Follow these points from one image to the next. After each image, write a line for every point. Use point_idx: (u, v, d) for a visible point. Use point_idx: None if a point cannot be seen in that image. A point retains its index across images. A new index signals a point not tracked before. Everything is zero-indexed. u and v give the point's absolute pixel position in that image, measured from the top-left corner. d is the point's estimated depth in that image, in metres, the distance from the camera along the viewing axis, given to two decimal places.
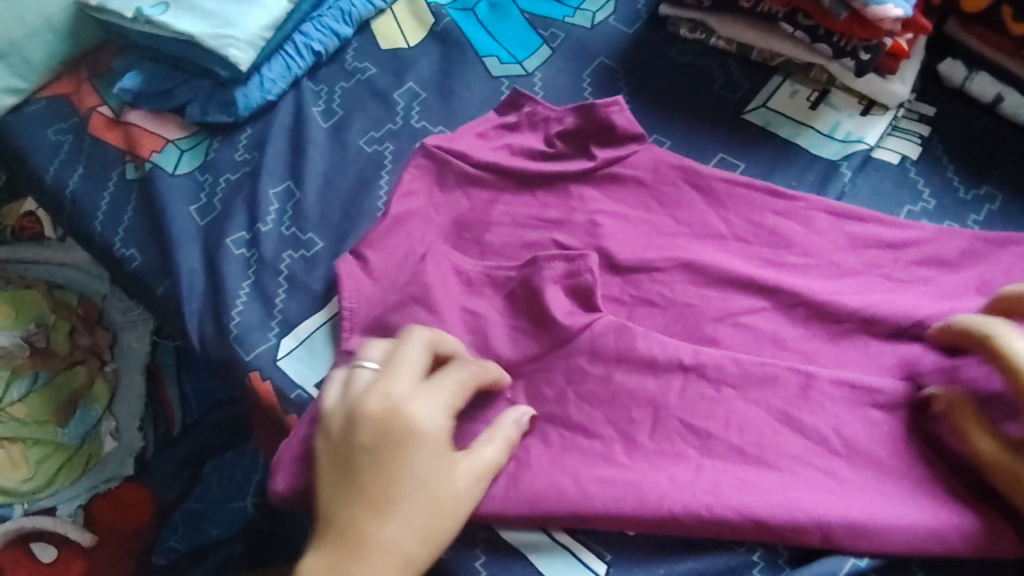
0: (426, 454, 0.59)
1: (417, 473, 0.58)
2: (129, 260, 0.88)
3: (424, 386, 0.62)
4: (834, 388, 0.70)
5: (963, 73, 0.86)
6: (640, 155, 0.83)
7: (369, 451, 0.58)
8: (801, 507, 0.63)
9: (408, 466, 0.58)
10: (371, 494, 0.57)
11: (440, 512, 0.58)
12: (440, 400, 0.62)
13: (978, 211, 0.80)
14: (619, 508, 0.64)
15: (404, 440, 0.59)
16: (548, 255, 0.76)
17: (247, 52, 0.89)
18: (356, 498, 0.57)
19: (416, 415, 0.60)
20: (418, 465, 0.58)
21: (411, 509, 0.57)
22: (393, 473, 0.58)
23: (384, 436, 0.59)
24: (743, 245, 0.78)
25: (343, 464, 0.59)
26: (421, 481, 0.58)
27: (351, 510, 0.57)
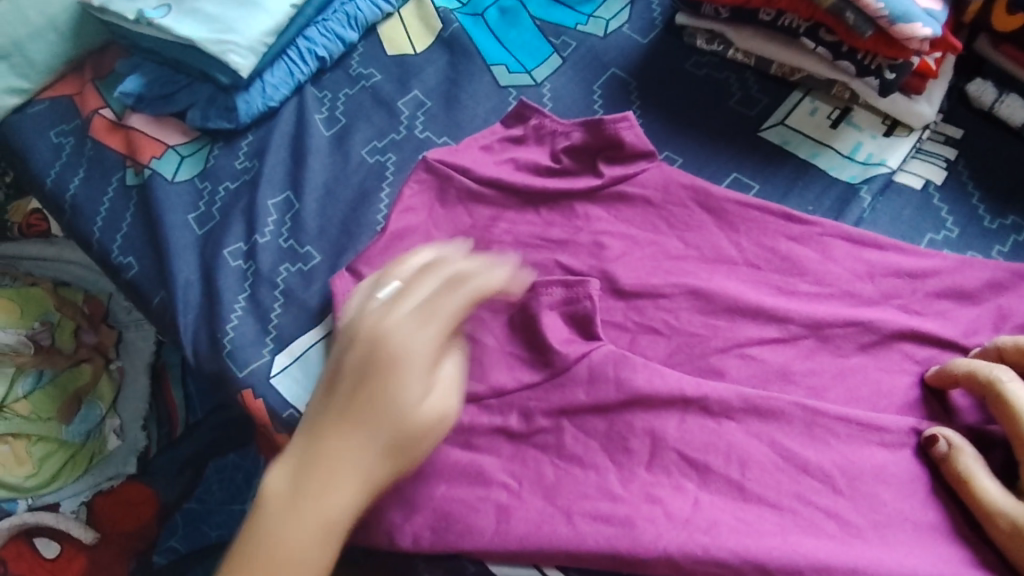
0: (390, 370, 0.50)
1: (366, 405, 0.50)
2: (126, 268, 0.87)
3: (422, 312, 0.53)
4: (841, 426, 0.67)
5: (993, 94, 0.82)
6: (649, 174, 0.80)
7: (355, 370, 0.51)
8: (800, 551, 0.60)
9: (382, 380, 0.50)
10: (342, 401, 0.51)
11: (402, 439, 0.50)
12: (433, 326, 0.52)
13: (1003, 242, 0.76)
14: (612, 547, 0.61)
15: (384, 365, 0.50)
16: (545, 280, 0.74)
17: (248, 58, 0.87)
18: (330, 409, 0.51)
19: (403, 334, 0.51)
20: (390, 380, 0.50)
21: (380, 435, 0.50)
22: (343, 396, 0.51)
23: (371, 360, 0.51)
24: (754, 271, 0.75)
25: (332, 397, 0.51)
26: (382, 393, 0.50)
27: (321, 426, 0.51)
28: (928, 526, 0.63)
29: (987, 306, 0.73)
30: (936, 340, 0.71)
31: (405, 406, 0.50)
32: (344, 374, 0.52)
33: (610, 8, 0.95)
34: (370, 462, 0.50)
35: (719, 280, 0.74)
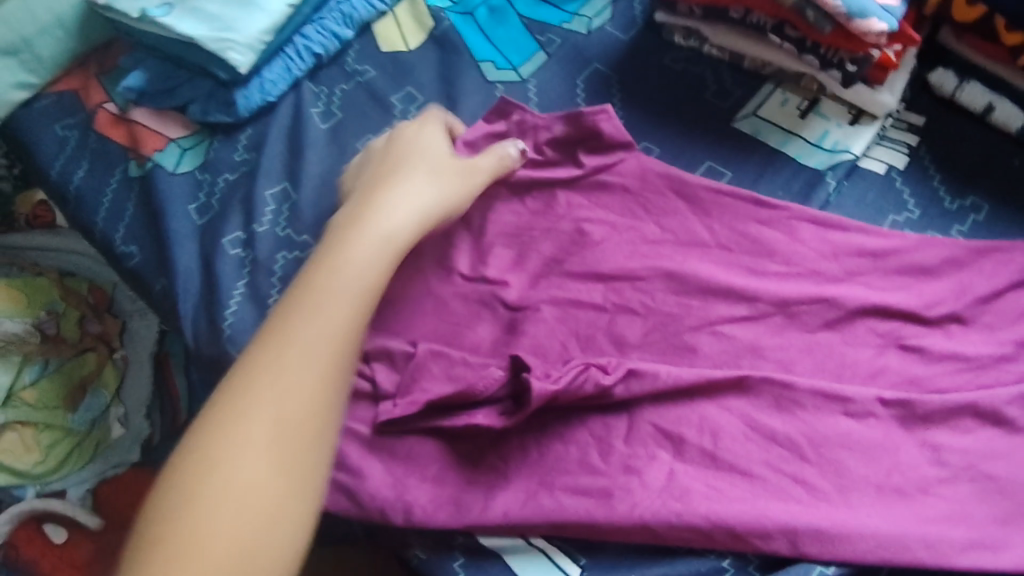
0: (438, 175, 0.76)
1: (360, 239, 0.67)
2: (128, 257, 0.91)
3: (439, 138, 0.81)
4: (809, 397, 0.71)
5: (954, 83, 0.86)
6: (627, 163, 0.85)
7: (394, 164, 0.77)
8: (766, 514, 0.65)
9: (418, 161, 0.77)
10: (379, 177, 0.75)
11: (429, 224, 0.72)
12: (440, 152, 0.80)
13: (962, 221, 0.81)
14: (591, 516, 0.66)
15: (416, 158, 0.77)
16: (536, 299, 0.78)
17: (246, 55, 0.91)
18: (377, 182, 0.75)
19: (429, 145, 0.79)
20: (424, 168, 0.76)
21: (422, 200, 0.73)
22: (406, 192, 0.73)
23: (411, 159, 0.77)
24: (725, 253, 0.80)
25: (373, 183, 0.74)
26: (435, 192, 0.74)
27: (369, 197, 0.72)
28: (893, 489, 0.67)
29: (947, 283, 0.77)
30: (899, 315, 0.75)
31: (373, 259, 0.66)
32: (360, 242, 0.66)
33: (593, 7, 0.99)
34: (351, 291, 0.63)
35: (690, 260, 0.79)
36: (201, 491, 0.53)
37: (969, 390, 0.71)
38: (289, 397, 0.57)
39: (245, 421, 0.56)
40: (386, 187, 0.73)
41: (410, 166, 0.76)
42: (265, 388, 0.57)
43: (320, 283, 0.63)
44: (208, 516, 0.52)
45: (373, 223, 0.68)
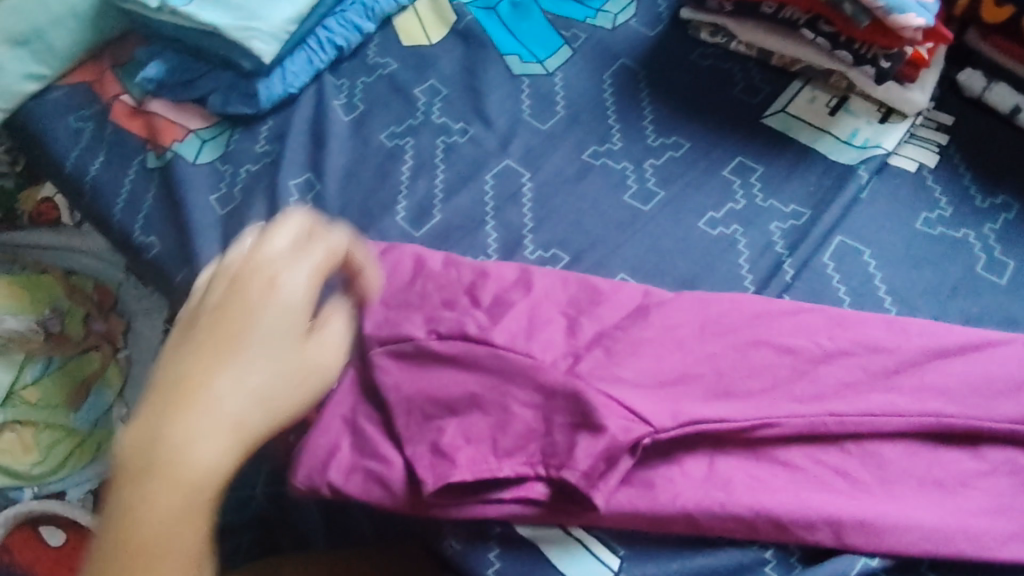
0: (291, 300, 0.53)
1: (223, 387, 0.49)
2: (148, 247, 0.88)
3: (294, 246, 0.55)
4: (854, 385, 0.68)
5: (982, 83, 0.87)
6: (623, 346, 0.70)
7: (215, 307, 0.52)
8: (811, 505, 0.62)
9: (245, 309, 0.52)
10: (217, 339, 0.50)
11: (291, 384, 0.51)
12: (307, 260, 0.54)
13: (994, 219, 0.80)
14: (633, 506, 0.63)
15: (230, 306, 0.52)
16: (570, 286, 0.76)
17: (271, 44, 0.90)
18: (195, 347, 0.50)
19: (277, 271, 0.53)
20: (252, 310, 0.52)
21: (261, 348, 0.51)
22: (259, 326, 0.51)
23: (221, 299, 0.52)
24: (764, 248, 0.79)
25: (230, 333, 0.51)
26: (282, 317, 0.52)
27: (190, 365, 0.49)
28: (936, 483, 0.65)
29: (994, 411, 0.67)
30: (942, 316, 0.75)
31: (256, 388, 0.50)
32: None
33: (617, 3, 1.00)
34: (238, 424, 0.49)
35: (729, 370, 0.69)
36: None
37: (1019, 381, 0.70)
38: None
39: None
40: (217, 350, 0.50)
41: (281, 299, 0.52)
42: None
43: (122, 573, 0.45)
44: None
45: (199, 415, 0.48)
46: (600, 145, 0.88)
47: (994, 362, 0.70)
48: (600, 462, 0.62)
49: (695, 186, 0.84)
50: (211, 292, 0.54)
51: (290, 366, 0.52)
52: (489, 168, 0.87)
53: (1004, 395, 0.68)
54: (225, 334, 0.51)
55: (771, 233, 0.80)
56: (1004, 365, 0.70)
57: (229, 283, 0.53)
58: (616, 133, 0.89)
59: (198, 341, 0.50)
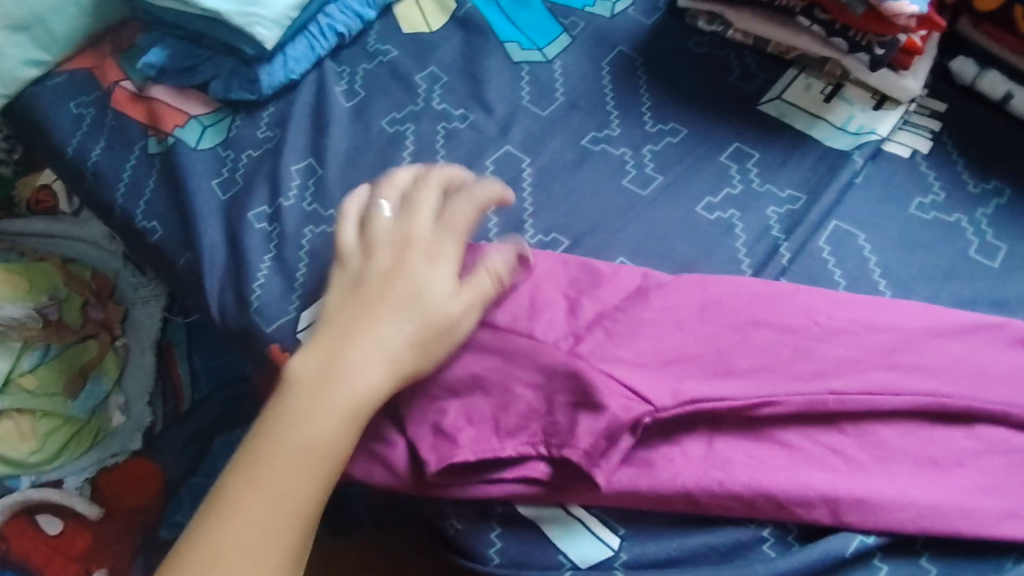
0: (442, 263, 0.69)
1: (382, 325, 0.64)
2: (150, 232, 0.89)
3: (439, 219, 0.71)
4: (852, 366, 0.69)
5: (974, 70, 0.89)
6: (625, 327, 0.71)
7: (385, 261, 0.68)
8: (808, 482, 0.64)
9: (410, 269, 0.67)
10: (380, 285, 0.67)
11: (429, 333, 0.66)
12: (450, 236, 0.70)
13: (986, 205, 0.82)
14: (633, 485, 0.65)
15: (395, 262, 0.68)
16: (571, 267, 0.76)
17: (273, 30, 0.90)
18: (362, 290, 0.67)
19: (429, 247, 0.69)
20: (411, 270, 0.67)
21: (415, 303, 0.66)
22: (411, 282, 0.66)
23: (388, 253, 0.68)
24: (761, 232, 0.80)
25: (386, 280, 0.67)
26: (432, 278, 0.67)
27: (360, 305, 0.65)
28: (931, 462, 0.66)
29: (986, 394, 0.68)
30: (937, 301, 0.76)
31: (403, 335, 0.65)
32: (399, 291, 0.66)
33: None
34: (388, 354, 0.64)
35: (730, 350, 0.70)
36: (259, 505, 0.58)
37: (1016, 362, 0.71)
38: (296, 466, 0.59)
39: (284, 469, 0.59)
40: (380, 296, 0.66)
41: (431, 266, 0.68)
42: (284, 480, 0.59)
43: (286, 440, 0.60)
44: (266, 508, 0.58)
45: (364, 343, 0.63)
46: (600, 131, 0.89)
47: (987, 351, 0.71)
48: (602, 437, 0.64)
49: (693, 172, 0.85)
50: (377, 255, 0.68)
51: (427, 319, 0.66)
52: (489, 154, 0.88)
53: (996, 382, 0.69)
54: (391, 284, 0.66)
55: (768, 218, 0.81)
56: (995, 354, 0.71)
57: (390, 249, 0.68)
58: (615, 120, 0.90)
59: (362, 286, 0.67)
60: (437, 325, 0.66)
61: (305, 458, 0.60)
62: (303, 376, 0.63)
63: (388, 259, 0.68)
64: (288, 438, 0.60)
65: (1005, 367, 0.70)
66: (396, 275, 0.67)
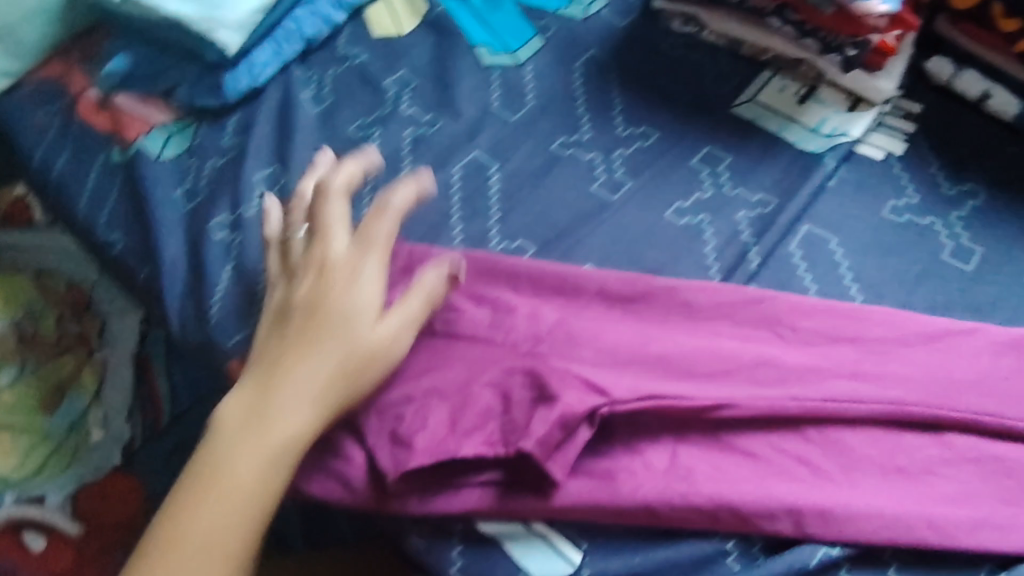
0: (365, 287, 0.66)
1: (304, 358, 0.62)
2: (112, 244, 0.88)
3: (360, 237, 0.69)
4: (818, 375, 0.67)
5: (950, 70, 0.87)
6: (588, 335, 0.69)
7: (304, 294, 0.66)
8: (771, 494, 0.62)
9: (328, 293, 0.65)
10: (302, 315, 0.65)
11: (360, 357, 0.63)
12: (372, 255, 0.68)
13: (961, 207, 0.80)
14: (594, 498, 0.63)
15: (316, 288, 0.65)
16: (539, 274, 0.74)
17: (236, 35, 0.89)
18: (284, 327, 0.65)
19: (352, 263, 0.67)
20: (331, 296, 0.65)
21: (338, 329, 0.63)
22: (331, 308, 0.64)
23: (307, 283, 0.66)
24: (731, 239, 0.78)
25: (309, 310, 0.64)
26: (353, 302, 0.65)
27: (282, 344, 0.64)
28: (898, 471, 0.65)
29: (956, 402, 0.67)
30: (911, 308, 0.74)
31: (329, 364, 0.62)
32: (321, 317, 0.64)
33: None
34: (315, 386, 0.62)
35: (694, 355, 0.68)
36: (183, 550, 0.56)
37: (988, 370, 0.69)
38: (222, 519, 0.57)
39: (205, 510, 0.57)
40: (299, 328, 0.64)
41: (351, 289, 0.65)
42: (207, 522, 0.57)
43: (211, 481, 0.58)
44: (192, 552, 0.56)
45: (291, 379, 0.62)
46: (569, 136, 0.88)
47: (957, 359, 0.70)
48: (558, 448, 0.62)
49: (663, 176, 0.84)
50: (298, 285, 0.67)
51: (353, 342, 0.63)
52: (456, 159, 0.86)
53: (967, 390, 0.68)
54: (311, 313, 0.64)
55: (738, 223, 0.79)
56: (967, 360, 0.70)
57: (311, 281, 0.66)
58: (586, 124, 0.88)
59: (285, 322, 0.65)
60: (367, 352, 0.64)
61: (230, 494, 0.58)
62: (231, 418, 0.61)
63: (312, 285, 0.66)
64: (212, 479, 0.58)
65: (975, 375, 0.68)
66: (317, 301, 0.65)
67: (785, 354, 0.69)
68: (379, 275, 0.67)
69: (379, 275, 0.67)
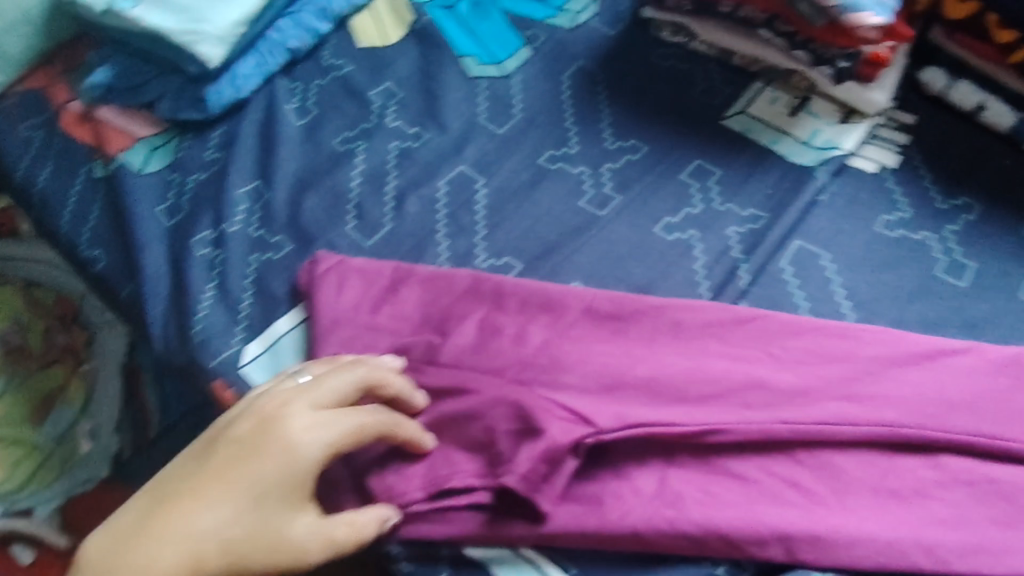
0: (295, 470, 0.57)
1: (208, 511, 0.56)
2: (94, 261, 0.86)
3: (326, 413, 0.59)
4: (808, 396, 0.66)
5: (944, 81, 0.86)
6: (575, 358, 0.68)
7: (239, 439, 0.58)
8: (762, 520, 0.61)
9: (257, 457, 0.57)
10: (227, 464, 0.57)
11: (259, 543, 0.55)
12: (331, 431, 0.58)
13: (955, 221, 0.79)
14: (580, 524, 0.61)
15: (252, 440, 0.58)
16: (526, 293, 0.73)
17: (218, 47, 0.88)
18: (210, 463, 0.58)
19: (294, 435, 0.57)
20: (257, 462, 0.56)
21: (247, 498, 0.56)
22: (253, 473, 0.56)
23: (246, 430, 0.58)
24: (723, 255, 0.77)
25: (235, 459, 0.57)
26: (279, 481, 0.56)
27: (199, 482, 0.57)
28: (891, 494, 0.63)
29: (950, 422, 0.65)
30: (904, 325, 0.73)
31: (227, 532, 0.55)
32: (242, 492, 0.56)
33: (578, 3, 0.98)
34: (207, 549, 0.55)
35: (682, 376, 0.67)
36: None
37: (982, 390, 0.68)
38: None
39: None
40: (219, 475, 0.57)
41: (282, 459, 0.57)
42: None
43: None
44: None
45: (186, 526, 0.55)
46: (558, 149, 0.86)
47: (951, 378, 0.68)
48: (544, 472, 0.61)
49: (652, 190, 0.82)
50: (241, 424, 0.59)
51: (256, 524, 0.55)
52: (442, 174, 0.85)
53: (960, 410, 0.66)
54: (234, 468, 0.57)
55: (728, 238, 0.78)
56: (960, 380, 0.68)
57: (250, 425, 0.59)
58: (574, 136, 0.87)
59: (214, 457, 0.58)
60: (266, 547, 0.55)
61: None
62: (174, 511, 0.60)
63: (249, 433, 0.58)
64: None
65: (970, 395, 0.67)
66: (246, 454, 0.57)
67: (775, 375, 0.68)
68: (316, 465, 0.57)
69: (316, 458, 0.57)
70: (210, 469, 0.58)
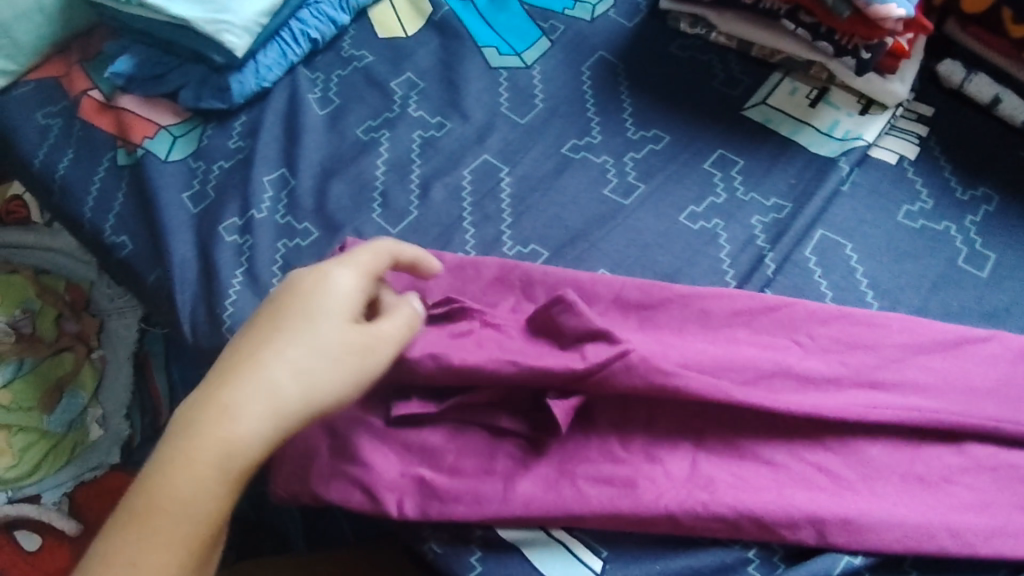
0: (337, 295, 0.59)
1: (265, 348, 0.56)
2: (119, 247, 0.86)
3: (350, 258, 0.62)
4: (836, 383, 0.67)
5: (961, 74, 0.87)
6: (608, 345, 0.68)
7: (274, 295, 0.60)
8: (793, 504, 0.62)
9: (300, 296, 0.58)
10: (271, 312, 0.58)
11: (320, 355, 0.56)
12: (359, 267, 0.61)
13: (975, 212, 0.80)
14: (615, 507, 0.62)
15: (287, 289, 0.59)
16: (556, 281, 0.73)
17: (243, 38, 0.88)
18: (253, 320, 0.59)
19: (328, 272, 0.60)
20: (302, 298, 0.58)
21: (304, 327, 0.57)
22: (299, 307, 0.58)
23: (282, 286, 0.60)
24: (748, 243, 0.78)
25: (276, 305, 0.59)
26: (325, 304, 0.58)
27: (247, 335, 0.58)
28: (917, 479, 0.65)
29: (975, 409, 0.67)
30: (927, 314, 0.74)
31: (292, 360, 0.56)
32: (292, 325, 0.57)
33: None
34: (276, 378, 0.55)
35: (716, 361, 0.67)
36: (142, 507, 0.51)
37: (1005, 378, 0.69)
38: (208, 478, 0.52)
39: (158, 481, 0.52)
40: (267, 319, 0.58)
41: (323, 291, 0.59)
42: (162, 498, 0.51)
43: (173, 456, 0.52)
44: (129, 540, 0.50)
45: (248, 365, 0.55)
46: (580, 139, 0.87)
47: (974, 366, 0.70)
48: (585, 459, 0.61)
49: (675, 180, 0.83)
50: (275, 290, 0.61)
51: (318, 341, 0.56)
52: (465, 163, 0.86)
53: (983, 396, 0.68)
54: (279, 310, 0.58)
55: (752, 227, 0.79)
56: (983, 367, 0.69)
57: (284, 284, 0.60)
58: (596, 127, 0.88)
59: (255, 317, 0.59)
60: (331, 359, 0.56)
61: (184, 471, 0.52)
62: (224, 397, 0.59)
63: (284, 288, 0.60)
64: (175, 451, 0.52)
65: (993, 382, 0.68)
66: (286, 299, 0.59)
67: (804, 360, 0.68)
68: (355, 291, 0.60)
69: (355, 287, 0.60)
70: (258, 321, 0.59)
